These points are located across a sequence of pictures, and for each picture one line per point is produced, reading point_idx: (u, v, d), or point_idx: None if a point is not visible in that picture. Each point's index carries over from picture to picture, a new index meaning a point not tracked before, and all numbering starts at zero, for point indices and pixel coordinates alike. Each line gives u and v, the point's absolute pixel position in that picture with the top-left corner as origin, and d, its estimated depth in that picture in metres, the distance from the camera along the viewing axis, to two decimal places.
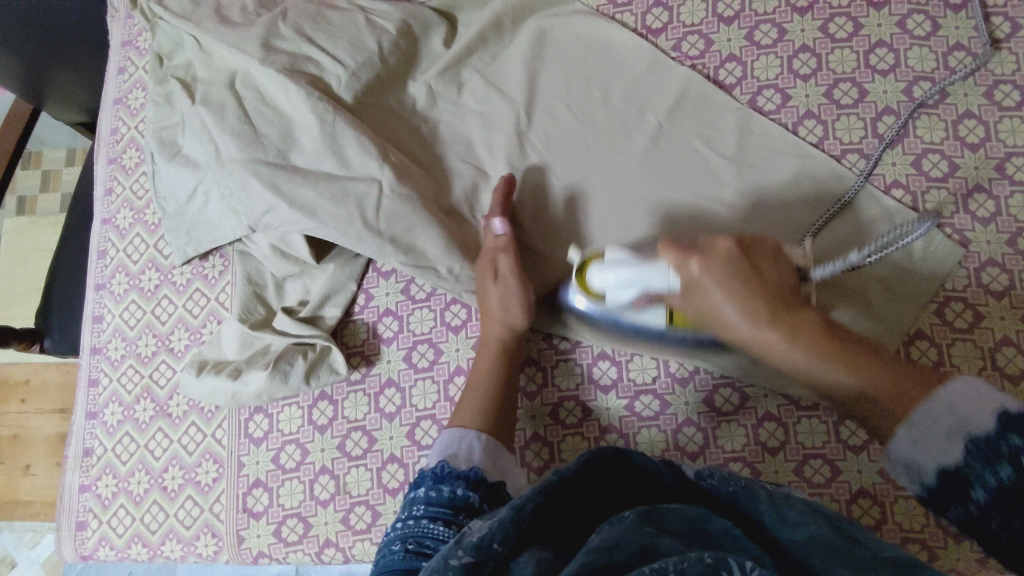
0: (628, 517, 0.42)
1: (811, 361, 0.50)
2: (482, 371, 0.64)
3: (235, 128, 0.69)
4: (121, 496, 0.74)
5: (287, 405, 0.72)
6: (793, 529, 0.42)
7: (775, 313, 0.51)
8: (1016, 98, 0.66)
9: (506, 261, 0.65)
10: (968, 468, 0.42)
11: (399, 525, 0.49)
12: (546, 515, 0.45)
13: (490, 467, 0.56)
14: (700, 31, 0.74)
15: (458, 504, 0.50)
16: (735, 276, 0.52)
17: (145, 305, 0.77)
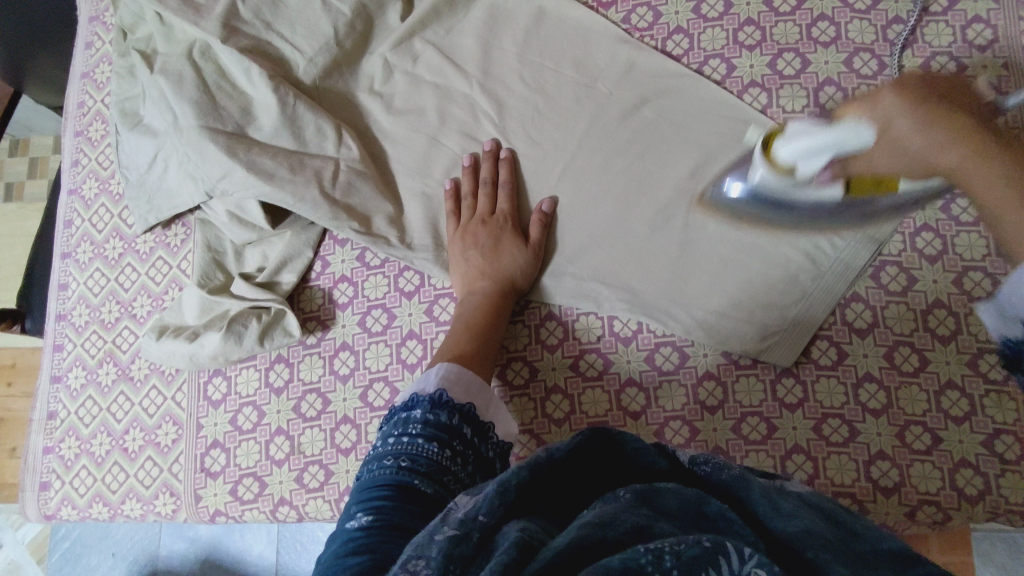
0: (624, 496, 0.39)
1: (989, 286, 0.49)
2: (463, 323, 0.66)
3: (191, 96, 0.70)
4: (83, 457, 0.75)
5: (245, 369, 0.74)
6: (784, 519, 0.38)
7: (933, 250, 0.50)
8: (952, 69, 0.68)
9: (533, 234, 0.69)
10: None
11: (389, 442, 0.50)
12: (534, 492, 0.42)
13: (462, 392, 0.55)
14: (649, 4, 0.76)
15: (451, 430, 0.51)
16: None
17: (109, 273, 0.79)
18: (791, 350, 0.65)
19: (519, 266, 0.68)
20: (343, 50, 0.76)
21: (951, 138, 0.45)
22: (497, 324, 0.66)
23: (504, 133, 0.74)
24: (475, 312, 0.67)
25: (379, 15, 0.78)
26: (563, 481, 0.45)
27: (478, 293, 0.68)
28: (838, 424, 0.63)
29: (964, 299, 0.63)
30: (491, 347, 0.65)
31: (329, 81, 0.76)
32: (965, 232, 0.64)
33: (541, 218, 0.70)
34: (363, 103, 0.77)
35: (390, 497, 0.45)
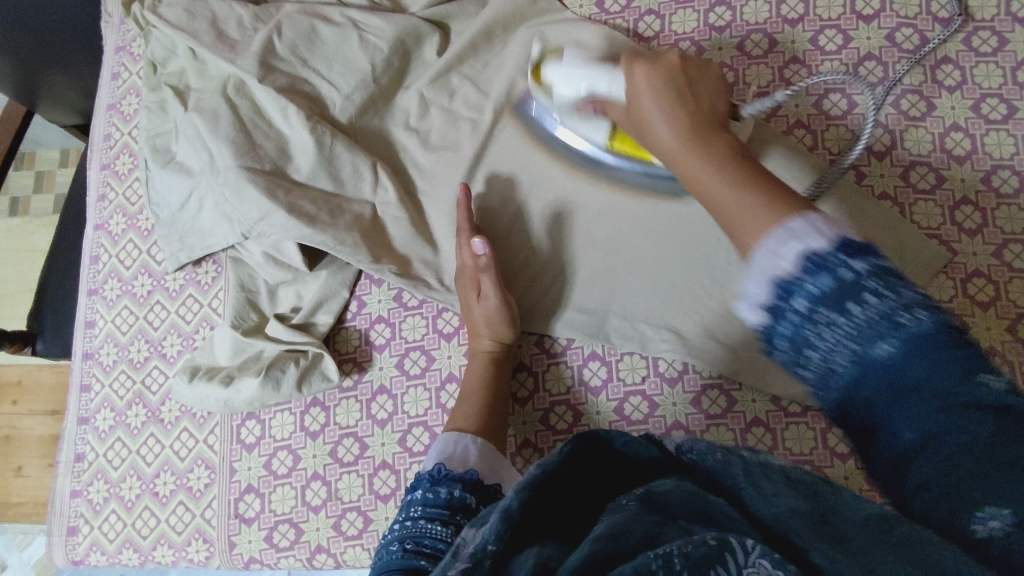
0: (632, 504, 0.38)
1: (725, 185, 0.41)
2: (475, 381, 0.64)
3: (228, 135, 0.69)
4: (112, 501, 0.74)
5: (279, 412, 0.72)
6: (770, 503, 0.36)
7: (690, 142, 0.45)
8: (1003, 111, 0.67)
9: (488, 282, 0.65)
10: (873, 299, 0.32)
11: (395, 529, 0.48)
12: (542, 512, 0.40)
13: (489, 469, 0.56)
14: (692, 39, 0.75)
15: (453, 504, 0.49)
16: (670, 83, 0.49)
17: (138, 311, 0.78)
18: None
19: (508, 315, 0.65)
20: (379, 86, 0.75)
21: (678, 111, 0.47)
22: (502, 384, 0.65)
23: (539, 169, 0.72)
24: (491, 364, 0.66)
25: (415, 48, 0.76)
26: (568, 489, 0.43)
27: (484, 350, 0.66)
28: None
29: (1019, 347, 0.61)
30: (499, 398, 0.64)
31: (365, 117, 0.75)
32: (1019, 279, 0.63)
33: (490, 262, 0.65)
34: (399, 139, 0.75)
35: None
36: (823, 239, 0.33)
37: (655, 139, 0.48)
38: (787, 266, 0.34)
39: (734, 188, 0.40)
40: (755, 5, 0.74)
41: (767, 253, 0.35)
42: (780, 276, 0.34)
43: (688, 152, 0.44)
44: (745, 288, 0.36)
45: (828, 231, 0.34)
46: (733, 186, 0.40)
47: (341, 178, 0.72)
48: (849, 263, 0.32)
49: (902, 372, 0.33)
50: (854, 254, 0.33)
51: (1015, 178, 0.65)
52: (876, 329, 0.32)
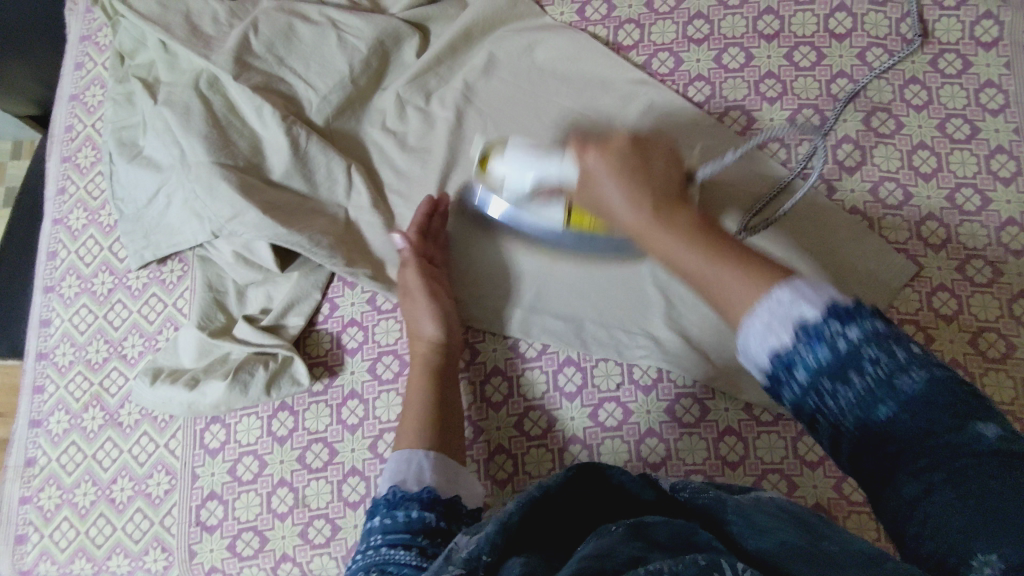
0: (617, 529, 0.39)
1: (681, 246, 0.44)
2: (417, 393, 0.62)
3: (200, 131, 0.67)
4: (65, 508, 0.70)
5: (245, 416, 0.70)
6: (762, 537, 0.39)
7: (658, 206, 0.48)
8: (966, 131, 0.69)
9: (409, 275, 0.67)
10: (821, 324, 0.36)
11: (366, 555, 0.47)
12: (534, 529, 0.43)
13: (445, 482, 0.54)
14: (670, 50, 0.75)
15: (419, 525, 0.48)
16: (625, 162, 0.51)
17: (97, 309, 0.75)
18: None
19: (446, 319, 0.66)
20: (357, 86, 0.74)
21: (662, 224, 0.46)
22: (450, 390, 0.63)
23: None
24: (427, 371, 0.64)
25: (395, 49, 0.75)
26: (560, 515, 0.46)
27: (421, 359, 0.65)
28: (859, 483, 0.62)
29: (980, 360, 0.63)
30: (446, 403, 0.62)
31: (341, 117, 0.73)
32: (981, 293, 0.65)
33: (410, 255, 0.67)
34: (375, 140, 0.74)
35: None
36: (815, 306, 0.37)
37: (619, 221, 0.50)
38: (785, 338, 0.37)
39: (703, 258, 0.43)
40: (732, 20, 0.75)
41: (762, 312, 0.38)
42: (780, 342, 0.37)
43: (656, 229, 0.46)
44: (744, 336, 0.40)
45: (822, 292, 0.37)
46: (697, 248, 0.44)
47: (316, 178, 0.70)
48: (844, 329, 0.36)
49: (823, 380, 0.37)
50: (847, 321, 0.36)
51: (977, 197, 0.67)
52: (821, 335, 0.36)
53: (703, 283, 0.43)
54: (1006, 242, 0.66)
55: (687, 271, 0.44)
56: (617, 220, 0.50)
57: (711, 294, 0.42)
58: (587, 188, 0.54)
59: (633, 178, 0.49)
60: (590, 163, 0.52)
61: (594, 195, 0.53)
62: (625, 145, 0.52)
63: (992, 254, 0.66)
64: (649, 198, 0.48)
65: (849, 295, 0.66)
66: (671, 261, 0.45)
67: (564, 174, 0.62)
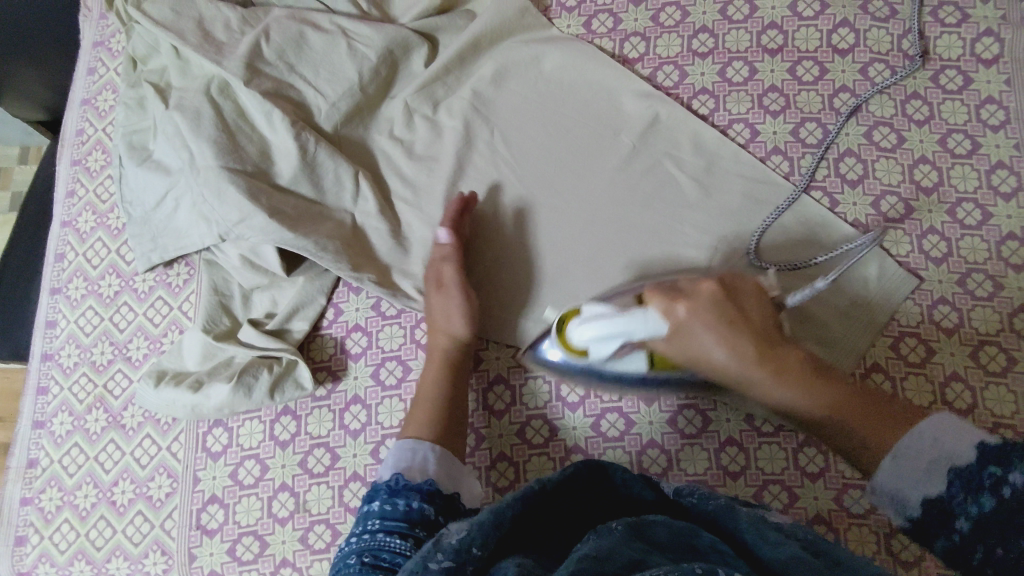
0: (617, 529, 0.40)
1: (785, 389, 0.52)
2: (432, 386, 0.63)
3: (210, 136, 0.68)
4: (66, 510, 0.70)
5: (248, 420, 0.70)
6: (771, 547, 0.40)
7: (763, 353, 0.54)
8: (967, 146, 0.70)
9: (448, 270, 0.67)
10: (977, 468, 0.42)
11: (355, 540, 0.47)
12: (523, 522, 0.43)
13: (445, 476, 0.55)
14: (675, 63, 0.76)
15: (413, 517, 0.48)
16: (718, 315, 0.55)
17: (103, 311, 0.75)
18: None
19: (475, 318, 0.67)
20: (366, 94, 0.75)
21: (752, 355, 0.54)
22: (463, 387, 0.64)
23: (522, 181, 0.73)
24: (441, 365, 0.65)
25: (403, 58, 0.76)
26: (553, 513, 0.46)
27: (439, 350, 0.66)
28: (860, 495, 0.62)
29: (981, 373, 0.63)
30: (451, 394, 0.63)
31: (350, 124, 0.74)
32: (982, 307, 0.65)
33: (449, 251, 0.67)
34: (382, 148, 0.75)
35: None
36: (962, 452, 0.43)
37: (726, 373, 0.55)
38: (940, 487, 0.44)
39: (805, 398, 0.52)
40: (736, 34, 0.76)
41: (911, 448, 0.46)
42: (954, 467, 0.43)
43: (764, 384, 0.53)
44: (894, 465, 0.47)
45: (967, 436, 0.44)
46: (796, 390, 0.52)
47: (324, 184, 0.71)
48: (1007, 474, 0.41)
49: (988, 529, 0.41)
50: (1007, 467, 0.41)
51: (978, 212, 0.68)
52: (979, 481, 0.42)
53: (802, 413, 0.52)
54: (1007, 256, 0.66)
55: (791, 408, 0.53)
56: (711, 362, 0.55)
57: (803, 420, 0.53)
58: (679, 342, 0.56)
59: (734, 344, 0.54)
60: (682, 318, 0.55)
61: (686, 343, 0.56)
62: (715, 291, 0.56)
63: (993, 268, 0.66)
64: (753, 360, 0.53)
65: (850, 307, 0.66)
66: (778, 404, 0.53)
67: (653, 332, 0.56)
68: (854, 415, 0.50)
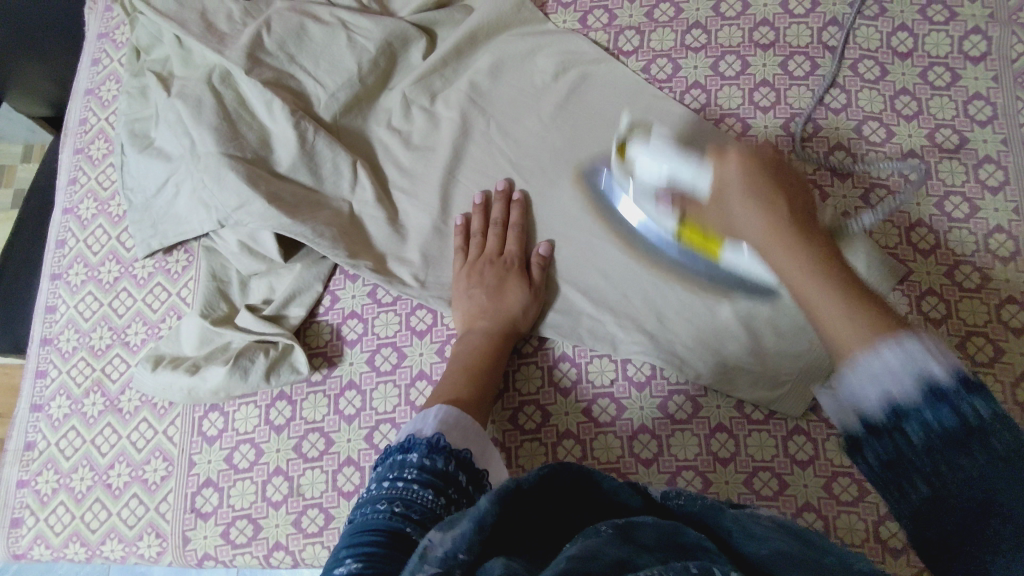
0: (604, 531, 0.39)
1: (823, 290, 0.44)
2: (454, 368, 0.65)
3: (211, 124, 0.69)
4: (62, 492, 0.71)
5: (244, 404, 0.71)
6: (758, 544, 0.39)
7: (796, 227, 0.48)
8: (955, 141, 0.71)
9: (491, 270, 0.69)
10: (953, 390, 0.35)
11: (383, 486, 0.50)
12: (510, 521, 0.40)
13: (460, 438, 0.56)
14: (669, 58, 0.78)
15: (446, 478, 0.51)
16: (766, 189, 0.51)
17: (103, 297, 0.76)
18: (801, 399, 0.65)
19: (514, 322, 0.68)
20: (364, 85, 0.76)
21: (790, 253, 0.47)
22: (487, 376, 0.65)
23: (518, 171, 0.74)
24: (460, 352, 0.66)
25: (402, 51, 0.78)
26: (547, 514, 0.43)
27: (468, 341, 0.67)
28: (848, 482, 0.62)
29: (969, 363, 0.64)
30: (472, 370, 0.64)
31: (348, 115, 0.75)
32: (969, 298, 0.66)
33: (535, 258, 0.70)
34: (381, 139, 0.76)
35: (382, 543, 0.43)
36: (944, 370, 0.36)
37: (751, 229, 0.51)
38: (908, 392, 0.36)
39: (845, 308, 0.42)
40: (729, 31, 0.77)
41: (869, 368, 0.38)
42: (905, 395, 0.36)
43: (807, 278, 0.45)
44: (861, 372, 0.38)
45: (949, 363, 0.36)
46: (838, 298, 0.42)
47: (322, 173, 0.72)
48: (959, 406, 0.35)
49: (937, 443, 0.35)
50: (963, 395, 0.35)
51: (966, 205, 0.69)
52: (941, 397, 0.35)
53: (836, 324, 0.42)
54: (994, 249, 0.67)
55: (824, 319, 0.43)
56: (747, 227, 0.51)
57: (837, 346, 0.41)
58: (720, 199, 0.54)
59: (768, 200, 0.50)
60: (729, 173, 0.53)
61: (725, 210, 0.54)
62: (753, 153, 0.53)
63: (980, 260, 0.67)
64: (785, 218, 0.49)
65: None
66: (805, 300, 0.45)
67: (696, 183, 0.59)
68: (840, 336, 0.41)
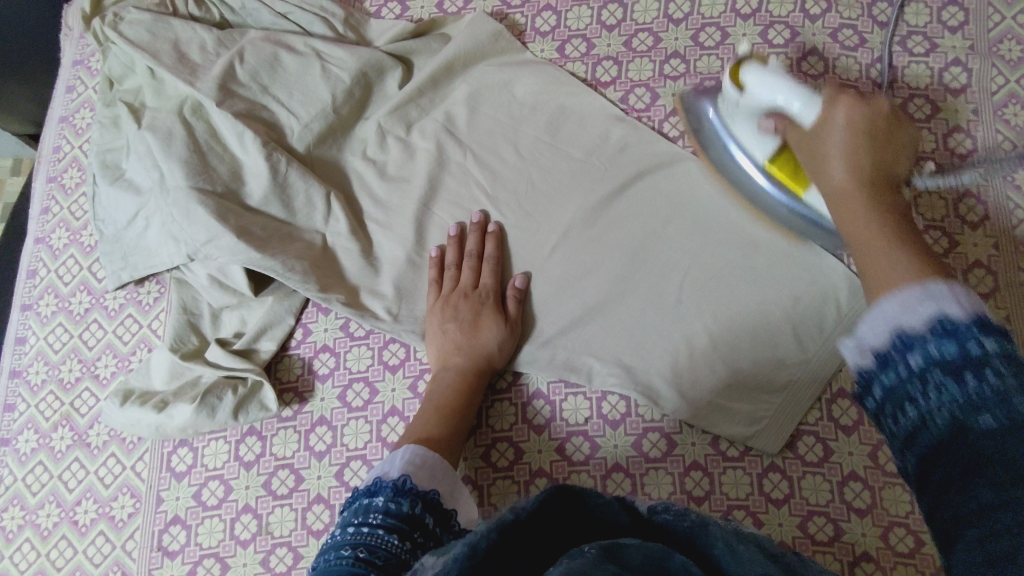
0: (589, 551, 0.37)
1: (872, 212, 0.49)
2: (429, 406, 0.64)
3: (181, 156, 0.68)
4: (28, 529, 0.70)
5: (214, 440, 0.70)
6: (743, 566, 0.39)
7: (877, 188, 0.51)
8: (935, 175, 0.70)
9: (465, 304, 0.69)
10: None
11: (348, 532, 0.48)
12: (508, 555, 0.40)
13: (427, 478, 0.54)
14: (647, 87, 0.77)
15: (412, 521, 0.49)
16: (869, 137, 0.55)
17: (73, 329, 0.75)
18: (778, 438, 0.64)
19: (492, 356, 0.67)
20: (339, 115, 0.75)
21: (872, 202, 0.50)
22: (465, 414, 0.64)
23: (493, 202, 0.74)
24: (438, 387, 0.65)
25: (377, 80, 0.77)
26: (540, 533, 0.44)
27: (444, 378, 0.66)
28: (824, 523, 0.61)
29: None
30: (447, 406, 0.63)
31: (323, 145, 0.75)
32: None
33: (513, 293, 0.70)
34: (356, 170, 0.75)
35: None
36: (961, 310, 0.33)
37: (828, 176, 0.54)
38: None
39: (891, 246, 0.44)
40: (707, 60, 0.77)
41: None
42: None
43: (863, 225, 0.48)
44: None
45: None
46: (909, 247, 0.43)
47: (294, 205, 0.71)
48: None
49: None
50: None
51: (946, 240, 0.68)
52: None
53: (870, 258, 0.45)
54: (974, 286, 0.66)
55: (864, 238, 0.47)
56: (828, 178, 0.54)
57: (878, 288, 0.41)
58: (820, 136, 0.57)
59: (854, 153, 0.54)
60: (838, 115, 0.56)
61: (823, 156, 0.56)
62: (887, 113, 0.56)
63: None
64: (865, 175, 0.52)
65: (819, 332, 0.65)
66: (850, 221, 0.50)
67: (801, 118, 0.60)
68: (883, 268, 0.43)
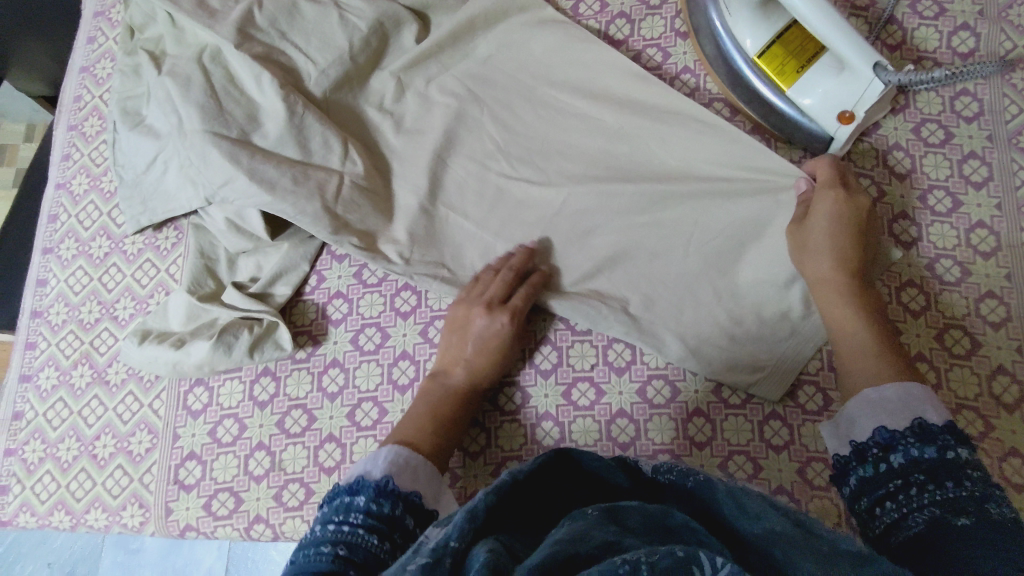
0: (592, 514, 0.37)
1: None
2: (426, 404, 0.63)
3: (200, 101, 0.70)
4: (48, 462, 0.72)
5: (229, 380, 0.72)
6: (753, 521, 0.37)
7: None
8: (941, 136, 0.71)
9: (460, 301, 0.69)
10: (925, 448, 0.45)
11: (327, 529, 0.46)
12: (501, 516, 0.40)
13: (409, 481, 0.53)
14: (659, 46, 0.78)
15: (393, 522, 0.48)
16: None
17: (92, 272, 0.77)
18: (778, 386, 0.65)
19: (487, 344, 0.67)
20: (355, 66, 0.76)
21: None
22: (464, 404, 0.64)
23: (506, 155, 0.75)
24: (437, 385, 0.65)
25: (394, 33, 0.79)
26: (536, 496, 0.45)
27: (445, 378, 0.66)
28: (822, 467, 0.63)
29: (945, 354, 0.65)
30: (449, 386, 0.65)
31: (339, 95, 0.76)
32: (949, 291, 0.67)
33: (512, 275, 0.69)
34: (372, 120, 0.77)
35: None
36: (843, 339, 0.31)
37: None
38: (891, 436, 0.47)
39: None
40: None
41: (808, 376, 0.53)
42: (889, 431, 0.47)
43: None
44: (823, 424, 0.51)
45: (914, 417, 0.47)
46: None
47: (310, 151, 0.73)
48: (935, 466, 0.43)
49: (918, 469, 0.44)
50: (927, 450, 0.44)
51: (950, 199, 0.69)
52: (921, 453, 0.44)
53: None
54: (975, 244, 0.68)
55: None
56: None
57: None
58: None
59: None
60: None
61: None
62: None
63: (962, 254, 0.68)
64: None
65: None
66: None
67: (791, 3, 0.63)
68: None
